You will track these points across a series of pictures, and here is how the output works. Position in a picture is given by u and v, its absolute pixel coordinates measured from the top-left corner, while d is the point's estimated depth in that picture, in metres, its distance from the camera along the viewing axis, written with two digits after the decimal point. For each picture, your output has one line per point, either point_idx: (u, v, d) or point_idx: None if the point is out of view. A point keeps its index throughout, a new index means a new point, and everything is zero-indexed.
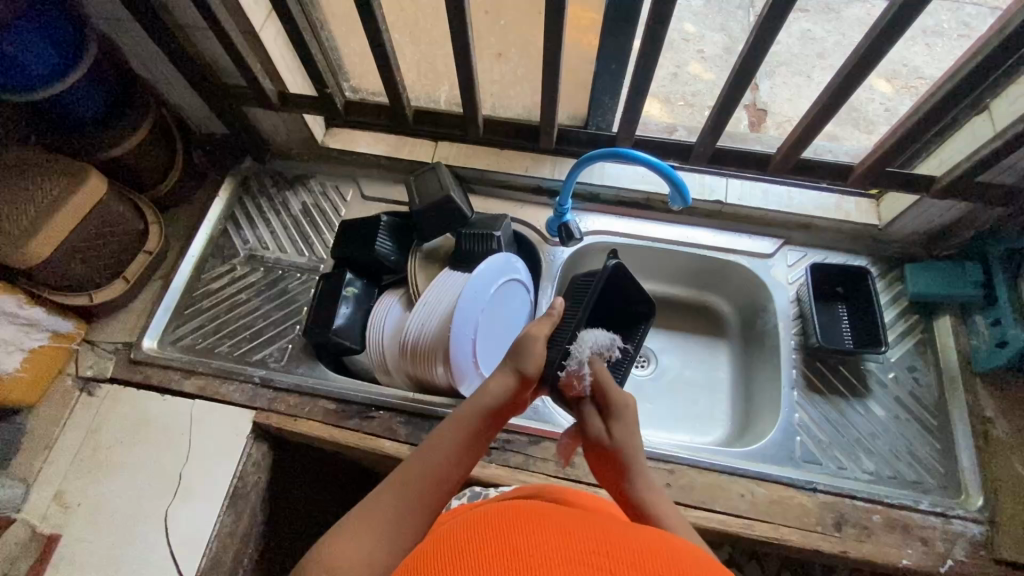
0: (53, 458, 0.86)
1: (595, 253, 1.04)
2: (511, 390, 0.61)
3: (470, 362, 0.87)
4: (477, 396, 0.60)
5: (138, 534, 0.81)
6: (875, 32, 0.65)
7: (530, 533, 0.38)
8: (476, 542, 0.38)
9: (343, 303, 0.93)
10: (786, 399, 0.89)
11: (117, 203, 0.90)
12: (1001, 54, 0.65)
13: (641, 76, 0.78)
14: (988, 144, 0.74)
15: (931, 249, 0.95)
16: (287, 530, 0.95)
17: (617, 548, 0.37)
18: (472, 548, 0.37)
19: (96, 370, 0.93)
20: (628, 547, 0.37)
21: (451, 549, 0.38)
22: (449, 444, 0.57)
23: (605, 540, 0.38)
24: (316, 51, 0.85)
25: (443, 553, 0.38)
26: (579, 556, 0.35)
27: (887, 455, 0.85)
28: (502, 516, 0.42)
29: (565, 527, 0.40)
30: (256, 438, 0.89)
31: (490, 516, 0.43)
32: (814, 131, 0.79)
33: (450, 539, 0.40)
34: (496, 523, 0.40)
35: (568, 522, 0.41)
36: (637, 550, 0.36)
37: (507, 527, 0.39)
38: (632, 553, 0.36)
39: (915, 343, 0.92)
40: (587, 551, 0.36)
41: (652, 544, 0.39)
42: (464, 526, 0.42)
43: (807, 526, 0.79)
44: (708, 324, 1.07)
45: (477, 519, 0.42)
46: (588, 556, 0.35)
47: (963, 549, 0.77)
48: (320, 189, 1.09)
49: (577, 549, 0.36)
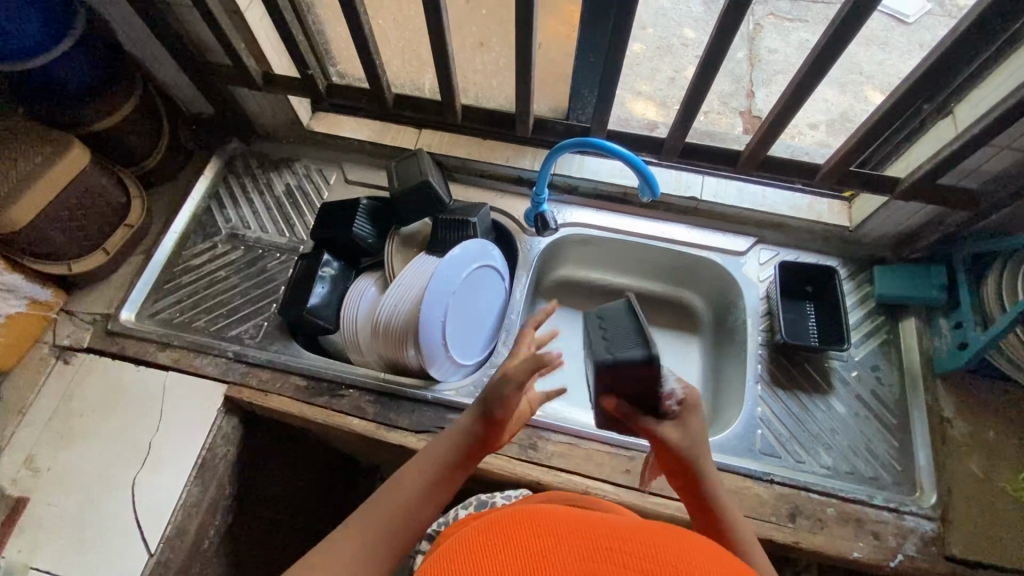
0: (25, 424, 0.88)
1: (571, 245, 1.06)
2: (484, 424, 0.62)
3: (440, 345, 0.89)
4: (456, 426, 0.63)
5: (106, 500, 0.82)
6: (832, 29, 0.67)
7: (543, 531, 0.39)
8: (488, 550, 0.38)
9: (320, 282, 0.94)
10: (750, 393, 0.91)
11: (99, 174, 0.91)
12: (954, 56, 0.67)
13: (610, 68, 0.80)
14: (950, 145, 0.76)
15: (900, 252, 0.97)
16: (253, 505, 0.96)
17: (629, 542, 0.37)
18: (485, 555, 0.38)
19: (73, 340, 0.95)
20: (638, 540, 0.38)
21: (464, 553, 0.39)
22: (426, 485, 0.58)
23: (618, 534, 0.39)
24: (298, 33, 0.87)
25: (456, 559, 0.38)
26: (593, 552, 0.36)
27: (846, 451, 0.86)
28: (508, 514, 0.42)
29: (573, 522, 0.40)
30: (227, 412, 0.90)
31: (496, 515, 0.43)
32: (779, 129, 0.81)
33: (460, 544, 0.41)
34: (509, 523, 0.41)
35: (577, 516, 0.42)
36: (649, 542, 0.38)
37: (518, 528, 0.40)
38: (643, 546, 0.37)
39: (880, 343, 0.93)
40: (602, 548, 0.37)
41: (660, 533, 0.40)
42: (471, 530, 0.42)
43: (761, 515, 0.80)
44: (681, 319, 1.09)
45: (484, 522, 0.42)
46: (602, 552, 0.36)
47: (914, 544, 0.79)
48: (304, 172, 1.10)
49: (590, 544, 0.37)
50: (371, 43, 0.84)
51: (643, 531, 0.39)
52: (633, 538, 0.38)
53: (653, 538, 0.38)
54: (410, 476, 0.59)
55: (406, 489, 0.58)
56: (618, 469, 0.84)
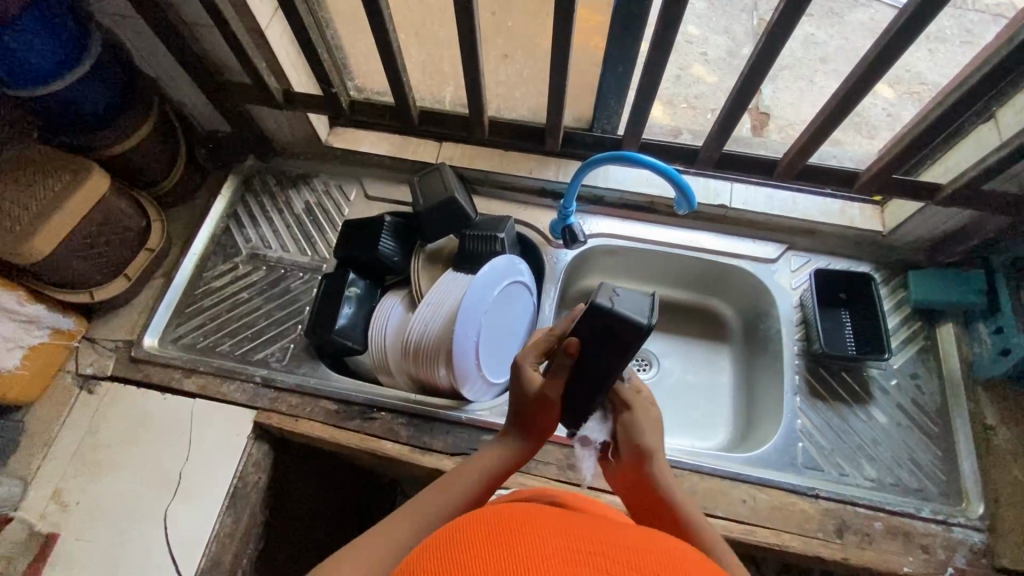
0: (52, 456, 0.86)
1: (598, 255, 1.04)
2: (528, 446, 0.68)
3: (473, 365, 0.87)
4: (497, 446, 0.68)
5: (138, 533, 0.81)
6: (886, 38, 0.65)
7: (530, 532, 0.38)
8: (470, 545, 0.38)
9: (346, 303, 0.93)
10: (788, 404, 0.89)
11: (119, 200, 0.90)
12: (1011, 63, 0.65)
13: (648, 80, 0.78)
14: (996, 152, 0.74)
15: (934, 256, 0.95)
16: (285, 530, 0.94)
17: (615, 549, 0.37)
18: (470, 548, 0.37)
19: (96, 368, 0.92)
20: (623, 547, 0.38)
21: (447, 548, 0.38)
22: (471, 479, 0.63)
23: (602, 540, 0.38)
24: (323, 52, 0.85)
25: (441, 552, 0.38)
26: (578, 556, 0.36)
27: (889, 463, 0.84)
28: (496, 516, 0.41)
29: (561, 526, 0.40)
30: (257, 438, 0.88)
31: (486, 511, 0.43)
32: (820, 139, 0.79)
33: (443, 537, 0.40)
34: (496, 523, 0.40)
35: (562, 520, 0.41)
36: (635, 550, 0.37)
37: (503, 527, 0.39)
38: (630, 553, 0.37)
39: (918, 349, 0.92)
40: (588, 551, 0.36)
41: (645, 543, 0.39)
42: (456, 523, 0.42)
43: (807, 532, 0.79)
44: (710, 328, 1.08)
45: (471, 517, 0.42)
46: (584, 556, 0.36)
47: (964, 557, 0.77)
48: (323, 188, 1.08)
49: (577, 548, 0.37)
50: (399, 60, 0.82)
51: (626, 538, 0.39)
52: (624, 546, 0.38)
53: (636, 544, 0.38)
54: (443, 487, 0.62)
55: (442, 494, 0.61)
56: None
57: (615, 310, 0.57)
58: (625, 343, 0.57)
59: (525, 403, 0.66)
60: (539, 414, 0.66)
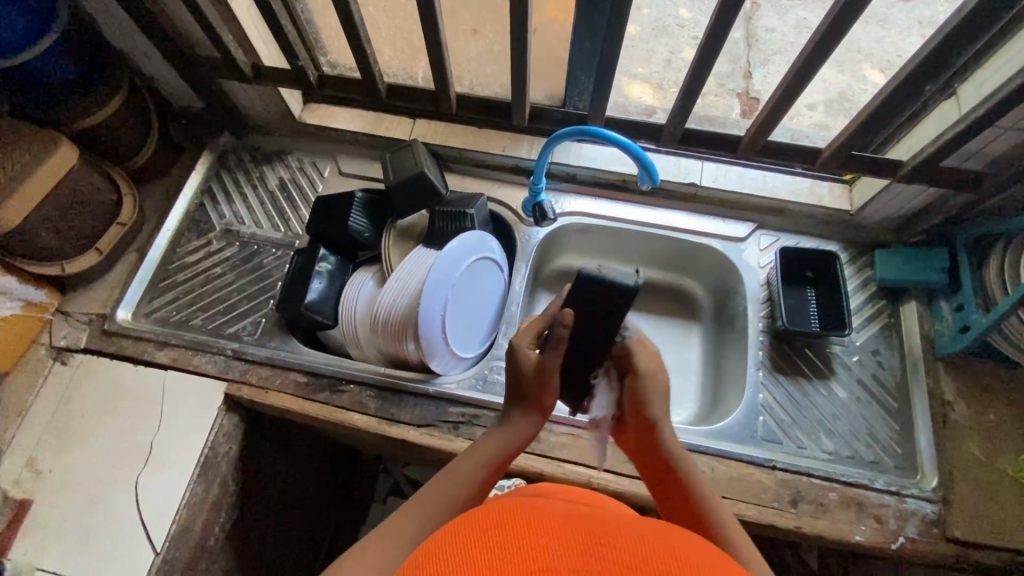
0: (26, 426, 0.87)
1: (571, 234, 1.05)
2: (532, 426, 0.69)
3: (439, 338, 0.88)
4: (502, 433, 0.68)
5: (109, 500, 0.82)
6: (834, 12, 0.66)
7: (531, 528, 0.39)
8: (478, 540, 0.38)
9: (316, 278, 0.93)
10: (751, 379, 0.91)
11: (88, 173, 0.90)
12: (960, 36, 0.66)
13: (607, 52, 0.78)
14: (953, 127, 0.75)
15: (901, 236, 0.97)
16: (258, 500, 0.96)
17: (620, 539, 0.39)
18: (476, 547, 0.38)
19: (69, 341, 0.94)
20: (623, 535, 0.39)
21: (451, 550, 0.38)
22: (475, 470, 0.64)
23: (602, 529, 0.40)
24: (287, 24, 0.85)
25: (446, 553, 0.38)
26: (580, 545, 0.37)
27: (848, 437, 0.86)
28: (492, 513, 0.42)
29: (560, 518, 0.41)
30: (228, 409, 0.90)
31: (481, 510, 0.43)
32: (778, 115, 0.80)
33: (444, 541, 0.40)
34: (498, 520, 0.41)
35: (558, 512, 0.42)
36: (632, 536, 0.39)
37: (507, 517, 0.41)
38: (631, 542, 0.39)
39: (881, 327, 0.93)
40: (591, 542, 0.38)
41: (639, 528, 0.41)
42: (456, 526, 0.41)
43: (763, 501, 0.81)
44: (681, 306, 1.09)
45: (468, 517, 0.42)
46: (587, 544, 0.37)
47: (916, 527, 0.79)
48: (297, 165, 1.08)
49: (578, 537, 0.38)
50: (362, 33, 0.82)
51: (622, 527, 0.41)
52: (621, 534, 0.39)
53: (631, 531, 0.40)
54: (449, 478, 0.62)
55: (449, 487, 0.61)
56: (620, 458, 0.84)
57: (602, 274, 0.59)
58: (615, 304, 0.59)
59: (525, 381, 0.67)
60: (536, 393, 0.68)
